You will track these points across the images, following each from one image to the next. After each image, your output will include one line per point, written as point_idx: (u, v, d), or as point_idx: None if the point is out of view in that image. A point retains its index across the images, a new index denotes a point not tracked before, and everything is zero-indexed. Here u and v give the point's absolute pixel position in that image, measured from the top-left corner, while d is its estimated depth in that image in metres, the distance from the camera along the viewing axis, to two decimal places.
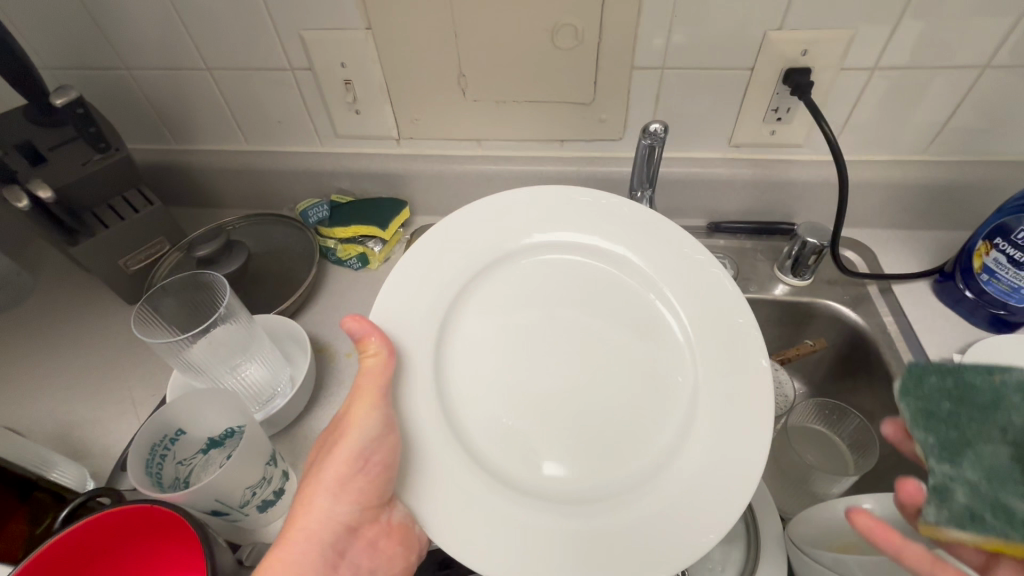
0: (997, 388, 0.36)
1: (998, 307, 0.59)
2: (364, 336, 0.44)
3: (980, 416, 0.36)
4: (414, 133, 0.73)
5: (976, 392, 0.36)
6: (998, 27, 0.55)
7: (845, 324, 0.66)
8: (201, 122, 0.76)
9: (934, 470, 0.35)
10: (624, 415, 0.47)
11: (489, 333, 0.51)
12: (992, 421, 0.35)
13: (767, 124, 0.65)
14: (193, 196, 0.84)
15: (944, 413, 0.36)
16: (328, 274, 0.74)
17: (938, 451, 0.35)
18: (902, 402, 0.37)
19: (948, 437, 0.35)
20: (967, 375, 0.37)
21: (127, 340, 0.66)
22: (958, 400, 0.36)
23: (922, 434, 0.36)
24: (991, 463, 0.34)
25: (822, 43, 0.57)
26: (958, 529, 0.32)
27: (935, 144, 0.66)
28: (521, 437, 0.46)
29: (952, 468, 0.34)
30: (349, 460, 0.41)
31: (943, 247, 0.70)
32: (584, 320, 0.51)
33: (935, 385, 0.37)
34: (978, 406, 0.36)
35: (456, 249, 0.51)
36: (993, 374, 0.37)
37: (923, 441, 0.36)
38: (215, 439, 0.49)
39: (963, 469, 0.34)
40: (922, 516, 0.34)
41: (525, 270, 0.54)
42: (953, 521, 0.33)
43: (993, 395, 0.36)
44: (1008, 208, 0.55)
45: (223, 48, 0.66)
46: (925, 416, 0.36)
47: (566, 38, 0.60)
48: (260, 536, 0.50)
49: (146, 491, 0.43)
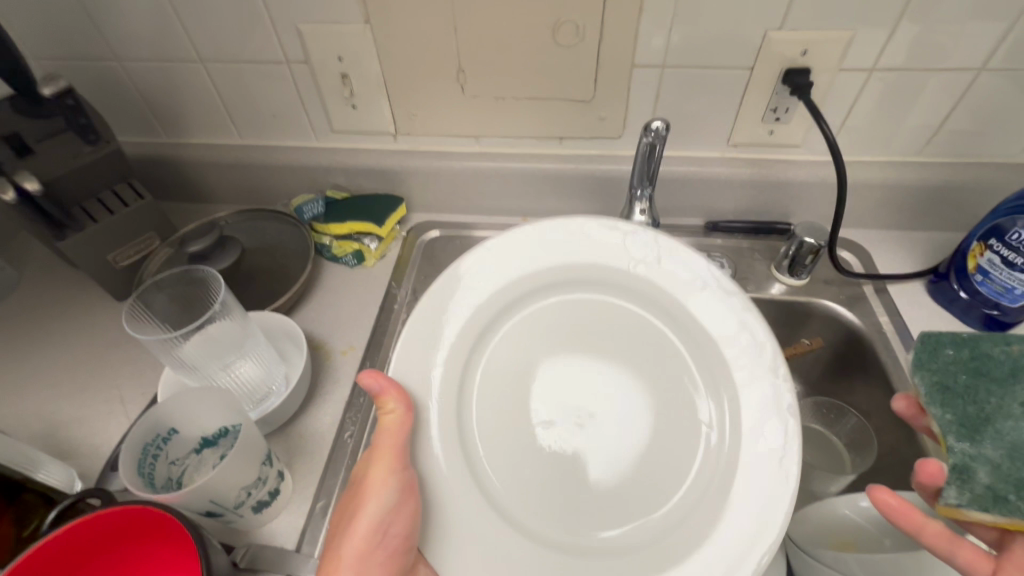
0: (1010, 359, 0.40)
1: (992, 307, 0.60)
2: (381, 392, 0.45)
3: (998, 390, 0.39)
4: (411, 129, 0.72)
5: (993, 364, 0.40)
6: (994, 30, 0.55)
7: (841, 324, 0.66)
8: (193, 115, 0.74)
9: (954, 448, 0.38)
10: (636, 462, 0.49)
11: (504, 372, 0.53)
12: (1010, 395, 0.39)
13: (766, 124, 0.66)
14: (184, 191, 0.82)
15: (959, 386, 0.40)
16: (323, 271, 0.73)
17: (957, 429, 0.38)
18: (919, 376, 0.41)
19: (965, 412, 0.39)
20: (983, 348, 0.41)
21: (116, 337, 0.65)
22: (974, 374, 0.40)
23: (940, 409, 0.39)
24: (1012, 440, 0.37)
25: (822, 44, 0.58)
26: (982, 510, 0.36)
27: (931, 146, 0.66)
28: (537, 480, 0.49)
29: (973, 447, 0.38)
30: (369, 532, 0.41)
31: (937, 248, 0.71)
32: (597, 362, 0.54)
33: (951, 358, 0.41)
34: (994, 377, 0.39)
35: (478, 291, 0.53)
36: (1009, 345, 0.40)
37: (941, 417, 0.39)
38: (209, 438, 0.48)
39: (983, 446, 0.38)
40: (944, 498, 0.37)
41: (543, 309, 0.56)
42: (975, 502, 0.37)
43: (1009, 367, 0.40)
44: (1003, 209, 0.56)
45: (217, 40, 0.65)
46: (942, 392, 0.40)
47: (567, 34, 0.59)
48: (255, 538, 0.49)
49: (137, 489, 0.42)
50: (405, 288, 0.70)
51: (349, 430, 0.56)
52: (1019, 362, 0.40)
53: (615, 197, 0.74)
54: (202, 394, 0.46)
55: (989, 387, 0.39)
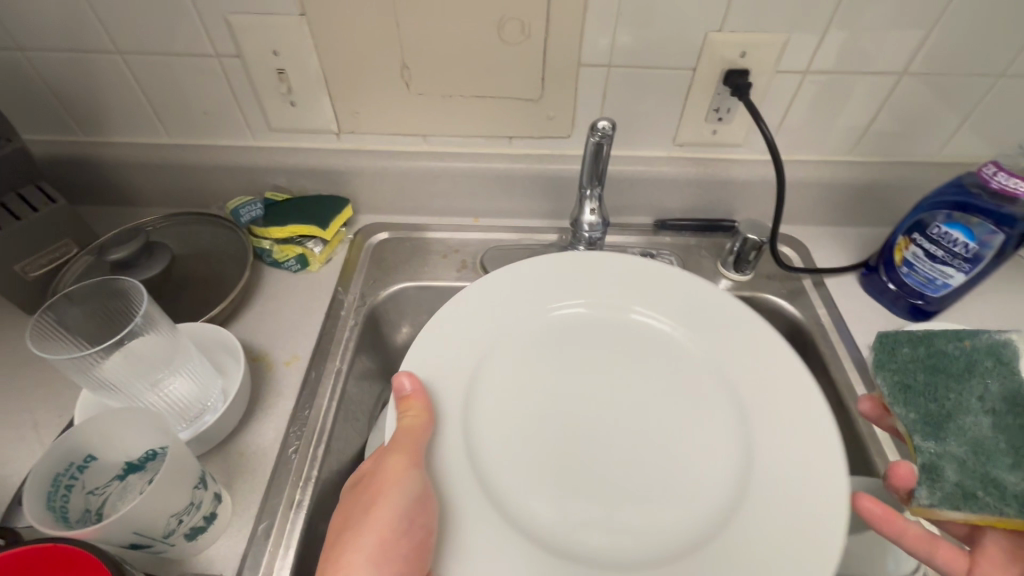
0: (965, 354, 0.44)
1: (916, 297, 0.63)
2: (409, 394, 0.45)
3: (958, 383, 0.43)
4: (355, 127, 0.69)
5: (949, 360, 0.44)
6: (912, 37, 0.59)
7: (783, 317, 0.69)
8: (113, 112, 0.69)
9: (921, 448, 0.41)
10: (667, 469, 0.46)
11: (518, 379, 0.50)
12: (970, 389, 0.42)
13: (709, 123, 0.67)
14: (106, 194, 0.76)
15: (920, 384, 0.44)
16: (263, 277, 0.69)
17: (920, 427, 0.42)
18: (881, 377, 0.45)
19: (926, 408, 0.42)
20: (938, 344, 0.44)
21: (28, 356, 0.59)
22: (930, 370, 0.44)
23: (903, 409, 0.43)
24: (974, 436, 0.41)
25: (758, 47, 0.59)
26: (954, 508, 0.39)
27: (860, 146, 0.70)
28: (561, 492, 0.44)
29: (937, 446, 0.41)
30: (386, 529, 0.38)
31: (867, 242, 0.75)
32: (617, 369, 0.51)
33: (907, 356, 0.45)
34: (951, 372, 0.43)
35: (494, 299, 0.54)
36: (963, 340, 0.44)
37: (905, 416, 0.43)
38: (134, 463, 0.44)
39: (947, 444, 0.41)
40: (918, 499, 0.40)
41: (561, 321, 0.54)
42: (948, 503, 0.39)
43: (966, 361, 0.43)
44: (925, 205, 0.60)
45: (137, 30, 0.60)
46: (904, 391, 0.44)
47: (512, 32, 0.59)
48: (190, 567, 0.45)
49: (52, 526, 0.38)
50: (353, 293, 0.68)
51: (293, 444, 0.53)
52: (972, 355, 0.43)
53: (566, 197, 0.74)
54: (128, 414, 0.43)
55: (946, 383, 0.43)
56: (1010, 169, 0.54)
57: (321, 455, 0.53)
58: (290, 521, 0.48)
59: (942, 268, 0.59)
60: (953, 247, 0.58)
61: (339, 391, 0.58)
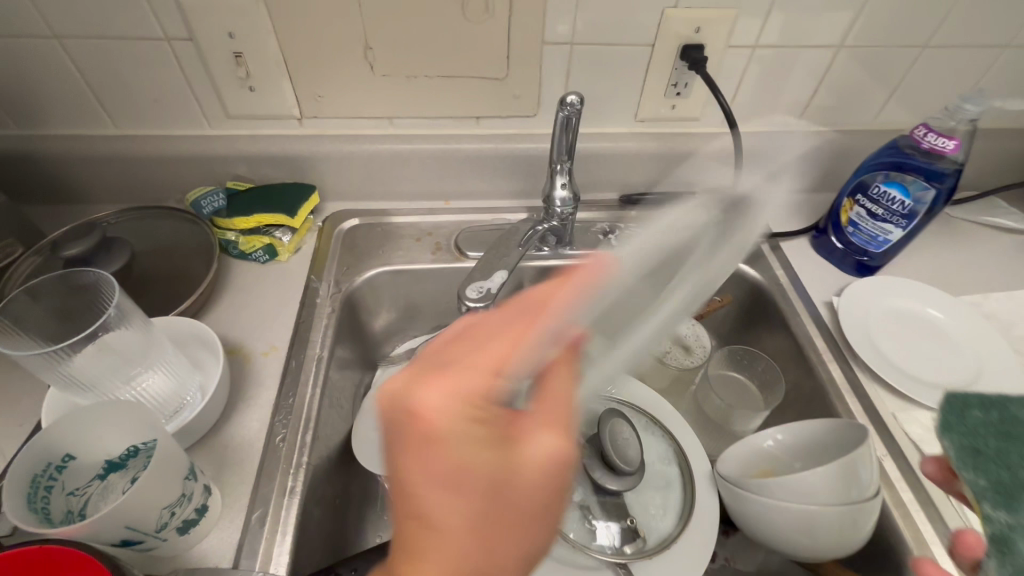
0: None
1: (862, 254, 0.69)
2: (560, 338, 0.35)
3: None
4: (319, 112, 0.68)
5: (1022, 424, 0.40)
6: (849, 12, 0.63)
7: (745, 280, 0.73)
8: (53, 103, 0.64)
9: (991, 517, 0.37)
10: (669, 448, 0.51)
11: None
12: None
13: (669, 98, 0.70)
14: (49, 192, 0.71)
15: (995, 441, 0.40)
16: (231, 270, 0.67)
17: (990, 494, 0.38)
18: (945, 437, 0.41)
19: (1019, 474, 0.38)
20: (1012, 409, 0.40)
21: None
22: (1004, 433, 0.40)
23: (971, 474, 0.39)
24: None
25: (711, 24, 0.63)
26: None
27: (805, 117, 0.75)
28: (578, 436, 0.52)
29: (1008, 515, 0.36)
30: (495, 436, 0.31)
31: (816, 207, 0.80)
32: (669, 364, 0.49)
33: (979, 419, 0.41)
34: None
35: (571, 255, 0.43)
36: None
37: (973, 482, 0.38)
38: (115, 461, 0.42)
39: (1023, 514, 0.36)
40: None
41: None
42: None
43: None
44: (866, 169, 0.65)
45: (77, 13, 0.56)
46: (970, 454, 0.39)
47: (476, 11, 0.59)
48: (183, 563, 0.44)
49: (31, 529, 0.36)
50: (328, 280, 0.67)
51: (280, 433, 0.52)
52: None
53: (536, 176, 0.75)
54: (103, 409, 0.41)
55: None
56: (937, 131, 0.59)
57: (310, 441, 0.53)
58: (285, 508, 0.48)
59: (883, 225, 0.65)
60: (892, 205, 0.63)
61: (322, 378, 0.58)
